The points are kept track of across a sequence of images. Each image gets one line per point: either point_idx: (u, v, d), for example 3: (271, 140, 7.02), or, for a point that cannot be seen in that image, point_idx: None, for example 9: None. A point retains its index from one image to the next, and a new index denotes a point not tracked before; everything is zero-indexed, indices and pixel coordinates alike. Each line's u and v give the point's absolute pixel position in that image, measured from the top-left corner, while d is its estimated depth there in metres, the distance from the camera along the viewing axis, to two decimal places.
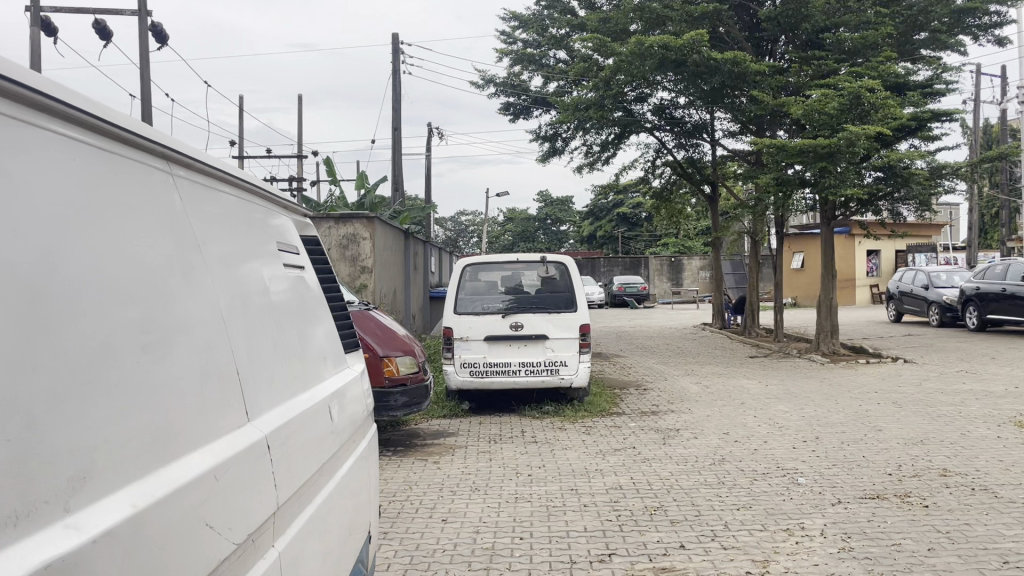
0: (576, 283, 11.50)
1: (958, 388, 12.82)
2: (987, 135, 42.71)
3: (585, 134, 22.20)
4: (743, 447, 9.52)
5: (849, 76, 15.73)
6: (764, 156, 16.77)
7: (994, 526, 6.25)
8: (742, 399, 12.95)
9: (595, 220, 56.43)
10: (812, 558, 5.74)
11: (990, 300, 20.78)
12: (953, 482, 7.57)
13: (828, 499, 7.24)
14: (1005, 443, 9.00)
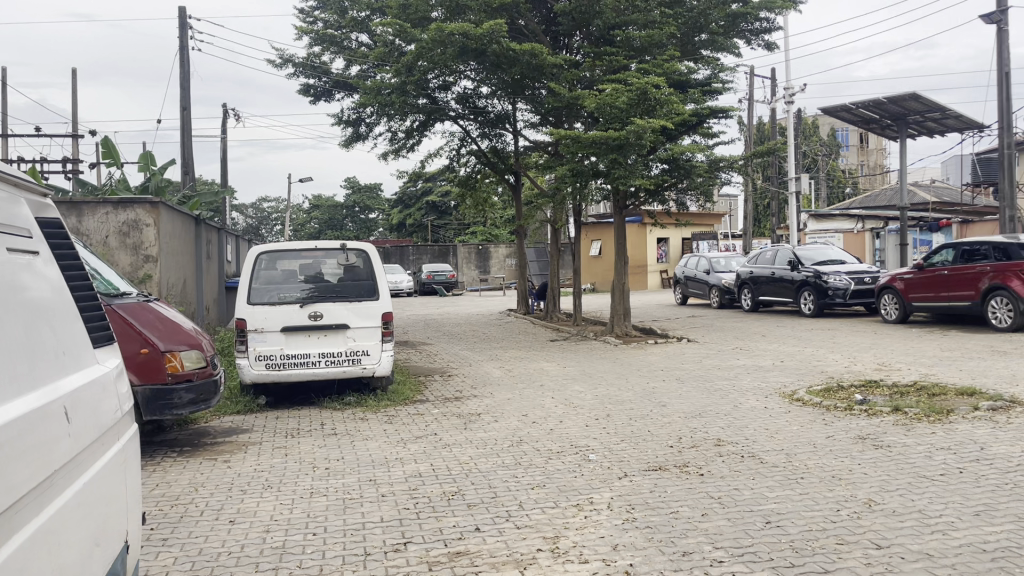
0: (378, 271, 11.32)
1: (733, 364, 13.94)
2: (760, 132, 46.75)
3: (388, 120, 21.93)
4: (539, 428, 9.83)
5: (637, 73, 16.61)
6: (562, 146, 17.34)
7: (759, 489, 6.74)
8: (540, 381, 13.37)
9: (403, 207, 56.17)
10: (598, 531, 5.99)
11: (762, 283, 22.75)
12: (726, 450, 8.19)
13: (615, 473, 7.62)
14: (771, 413, 9.82)
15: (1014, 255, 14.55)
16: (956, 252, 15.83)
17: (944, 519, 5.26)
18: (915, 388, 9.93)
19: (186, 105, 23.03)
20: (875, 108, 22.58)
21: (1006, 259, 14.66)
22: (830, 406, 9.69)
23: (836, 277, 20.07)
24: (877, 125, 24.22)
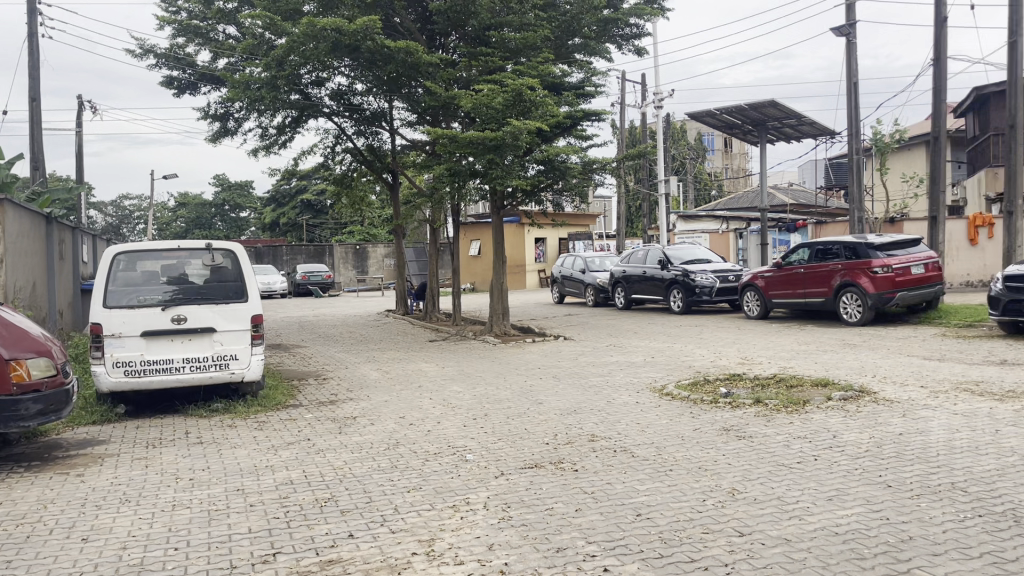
0: (246, 272, 10.92)
1: (607, 361, 14.26)
2: (632, 135, 48.19)
3: (259, 116, 21.20)
4: (416, 429, 9.72)
5: (512, 74, 16.74)
6: (439, 146, 17.27)
7: (630, 483, 6.86)
8: (418, 382, 13.23)
9: (277, 206, 54.51)
10: (473, 532, 5.96)
11: (635, 282, 23.44)
12: (599, 445, 8.34)
13: (491, 473, 7.63)
14: (642, 408, 10.09)
15: (862, 254, 15.52)
16: (811, 251, 16.74)
17: (801, 505, 5.49)
18: (775, 381, 10.43)
19: (35, 95, 21.48)
20: (737, 114, 23.66)
21: (855, 257, 15.63)
22: (698, 400, 9.98)
23: (703, 275, 20.92)
24: (739, 131, 25.41)
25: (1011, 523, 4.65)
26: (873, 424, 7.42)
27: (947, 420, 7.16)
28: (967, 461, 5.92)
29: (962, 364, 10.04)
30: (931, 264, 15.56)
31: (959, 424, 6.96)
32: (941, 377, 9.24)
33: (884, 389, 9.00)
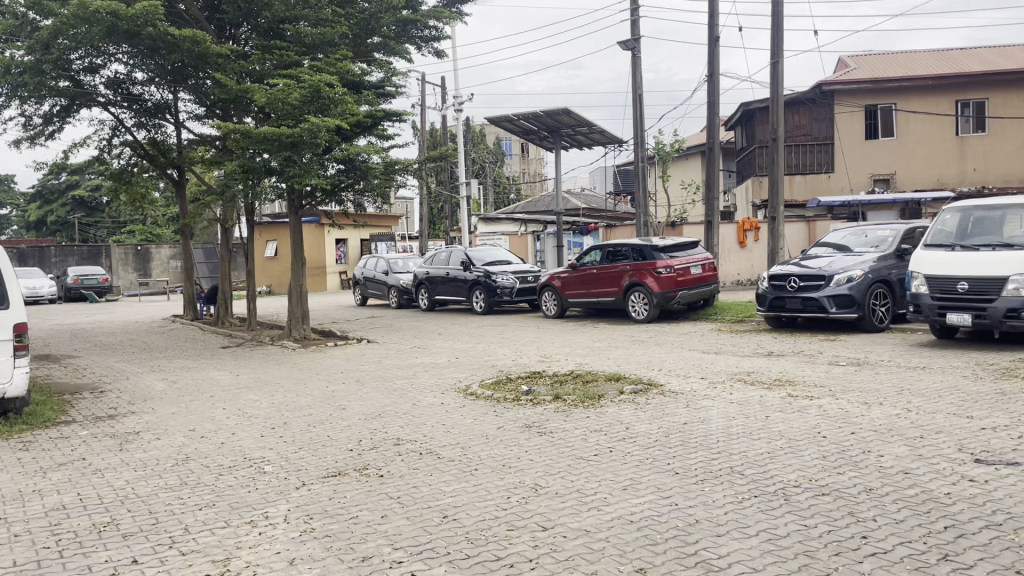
0: (7, 276, 9.76)
1: (411, 363, 14.16)
2: (432, 137, 48.39)
3: (21, 103, 19.07)
4: (208, 443, 9.12)
5: (309, 69, 16.19)
6: (231, 142, 16.39)
7: (436, 485, 6.78)
8: (210, 392, 12.44)
9: (44, 202, 49.43)
10: (273, 547, 5.65)
11: (437, 283, 23.51)
12: (404, 449, 8.23)
13: (292, 484, 7.31)
14: (446, 409, 10.07)
15: (648, 255, 16.50)
16: (603, 253, 17.56)
17: (599, 496, 5.68)
18: (573, 377, 10.82)
19: None
20: (534, 120, 24.37)
21: (642, 259, 16.59)
22: (500, 399, 10.11)
23: (503, 276, 21.38)
24: (536, 137, 26.21)
25: (782, 500, 5.07)
26: (661, 415, 7.87)
27: (725, 409, 7.73)
28: (743, 445, 6.40)
29: (736, 356, 10.92)
30: (707, 264, 16.88)
31: (735, 412, 7.53)
32: (720, 369, 9.99)
33: (670, 382, 9.59)
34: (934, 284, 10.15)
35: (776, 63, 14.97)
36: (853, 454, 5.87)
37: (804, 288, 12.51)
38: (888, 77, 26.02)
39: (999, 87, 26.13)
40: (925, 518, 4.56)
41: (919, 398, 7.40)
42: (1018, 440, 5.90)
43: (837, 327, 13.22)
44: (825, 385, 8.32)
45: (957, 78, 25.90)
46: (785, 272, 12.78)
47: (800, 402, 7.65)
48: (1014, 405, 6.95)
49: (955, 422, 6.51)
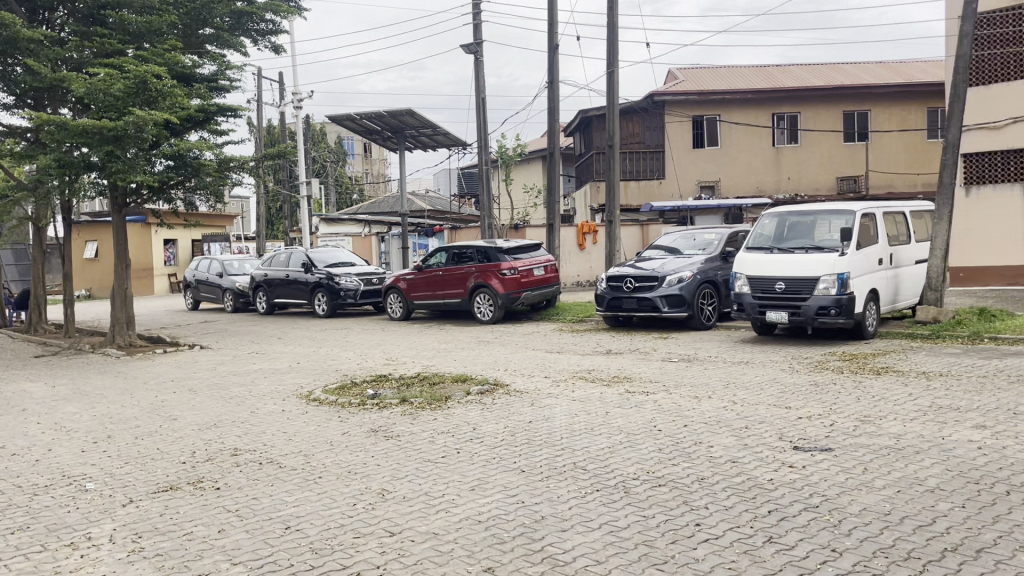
0: None
1: (249, 369, 13.57)
2: (270, 135, 46.76)
3: None
4: (20, 461, 8.34)
5: (134, 59, 15.19)
6: (45, 134, 15.11)
7: (278, 495, 6.50)
8: (21, 406, 11.38)
9: None
10: (97, 570, 5.21)
11: (277, 285, 22.70)
12: (243, 459, 7.85)
13: (117, 501, 6.80)
14: (287, 415, 9.71)
15: (492, 257, 16.67)
16: (447, 255, 17.57)
17: (446, 498, 5.65)
18: (419, 379, 10.74)
19: None
20: (376, 120, 24.04)
21: (487, 260, 16.74)
22: (344, 403, 9.87)
23: (346, 278, 20.96)
24: (378, 137, 25.86)
25: (623, 493, 5.25)
26: (507, 414, 7.95)
27: (568, 406, 7.92)
28: (585, 441, 6.58)
29: (577, 355, 11.24)
30: (549, 266, 17.27)
31: (578, 409, 7.73)
32: (563, 368, 10.23)
33: (515, 382, 9.72)
34: (756, 284, 10.89)
35: (612, 72, 15.53)
36: (686, 445, 6.18)
37: (639, 289, 13.07)
38: (712, 90, 27.65)
39: (810, 102, 28.15)
40: (752, 504, 4.88)
41: (744, 391, 7.91)
42: (830, 427, 6.44)
43: (670, 326, 13.89)
44: (660, 381, 8.72)
45: (774, 93, 27.83)
46: (621, 273, 13.31)
47: (638, 397, 7.97)
48: (826, 395, 7.58)
49: (776, 412, 7.00)
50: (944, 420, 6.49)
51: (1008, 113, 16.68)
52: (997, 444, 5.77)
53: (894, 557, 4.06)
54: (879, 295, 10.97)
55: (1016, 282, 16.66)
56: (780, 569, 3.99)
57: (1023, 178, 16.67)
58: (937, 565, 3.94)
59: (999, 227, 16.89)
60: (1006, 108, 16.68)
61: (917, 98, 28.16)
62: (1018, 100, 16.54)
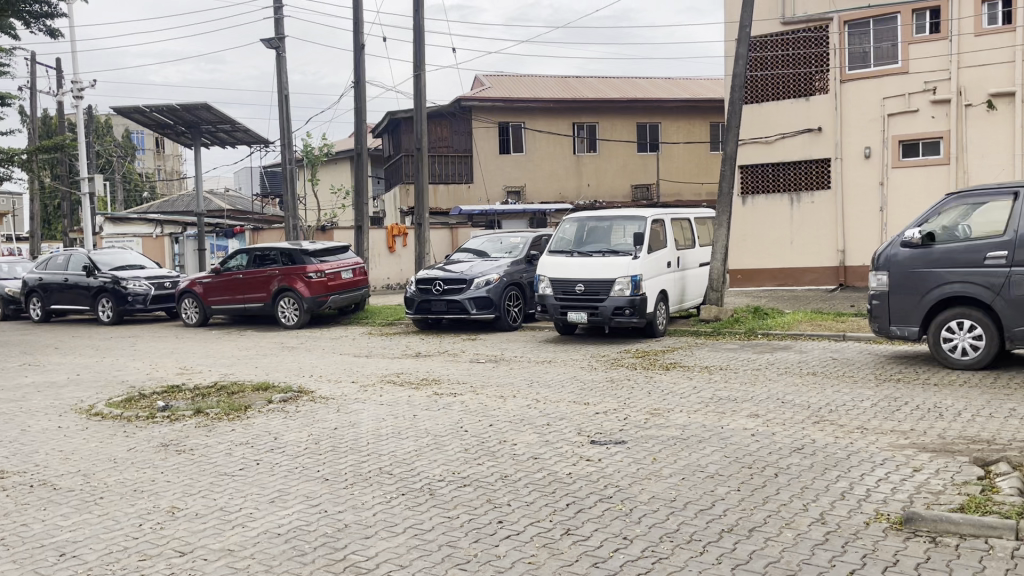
0: None
1: (19, 383, 12.23)
2: (45, 126, 42.60)
3: None
4: None
5: None
6: None
7: (51, 520, 5.88)
8: None
9: None
10: None
11: (54, 290, 20.69)
12: (10, 483, 7.04)
13: None
14: (65, 432, 8.85)
15: (297, 260, 16.14)
16: (249, 257, 16.82)
17: (243, 512, 5.37)
18: (216, 389, 10.16)
19: None
20: (170, 114, 22.56)
21: (291, 263, 16.18)
22: (131, 417, 9.13)
23: (135, 282, 19.48)
24: (172, 131, 24.27)
25: (428, 495, 5.24)
26: (311, 422, 7.68)
27: (375, 410, 7.79)
28: (391, 445, 6.50)
29: (385, 358, 11.12)
30: (356, 269, 16.98)
31: (385, 413, 7.63)
32: (370, 372, 10.07)
33: (320, 388, 9.45)
34: (558, 286, 11.30)
35: (418, 75, 15.54)
36: (491, 444, 6.28)
37: (448, 291, 13.16)
38: (517, 97, 28.41)
39: (607, 113, 29.60)
40: (552, 498, 5.04)
41: (547, 389, 8.18)
42: (625, 421, 6.79)
43: (477, 328, 14.08)
44: (467, 382, 8.81)
45: (574, 103, 29.01)
46: (430, 275, 13.34)
47: (444, 399, 7.99)
48: (621, 391, 7.99)
49: (575, 409, 7.29)
50: (723, 410, 7.05)
51: (777, 129, 18.45)
52: (768, 431, 6.36)
53: (678, 541, 4.35)
54: (668, 295, 11.74)
55: (786, 282, 18.38)
56: (576, 560, 4.15)
57: (789, 189, 18.42)
58: (715, 545, 4.27)
59: (770, 232, 18.60)
60: (775, 125, 18.42)
61: (702, 112, 30.31)
62: (785, 118, 18.32)
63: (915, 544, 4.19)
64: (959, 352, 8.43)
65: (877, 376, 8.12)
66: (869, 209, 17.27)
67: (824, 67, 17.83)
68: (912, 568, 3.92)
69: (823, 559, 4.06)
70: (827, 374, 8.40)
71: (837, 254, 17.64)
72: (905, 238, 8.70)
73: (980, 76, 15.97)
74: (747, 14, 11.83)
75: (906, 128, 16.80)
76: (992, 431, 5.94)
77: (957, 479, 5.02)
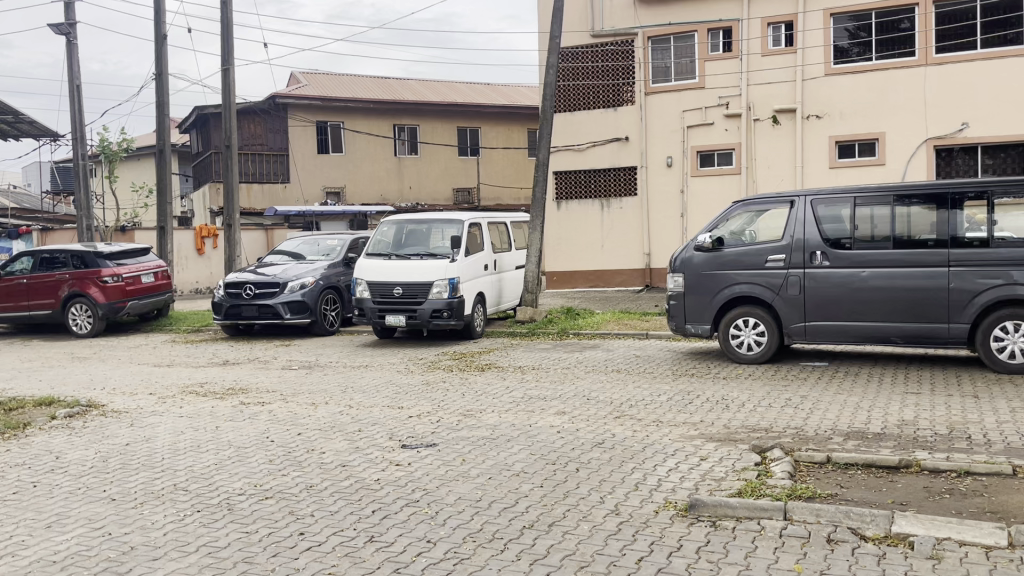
0: None
1: None
2: None
3: None
4: None
5: None
6: None
7: None
8: None
9: None
10: None
11: None
12: None
13: None
14: None
15: (90, 263, 14.95)
16: (35, 260, 15.39)
17: (12, 541, 4.86)
18: None
19: None
20: None
21: (83, 267, 14.96)
22: None
23: None
24: None
25: (225, 511, 4.99)
26: (99, 438, 7.10)
27: (173, 423, 7.34)
28: (188, 460, 6.14)
29: (189, 367, 10.51)
30: (159, 273, 15.96)
31: (183, 426, 7.20)
32: (170, 383, 9.46)
33: (113, 401, 8.76)
34: (375, 289, 11.17)
35: (226, 70, 14.84)
36: (298, 454, 6.09)
37: (259, 295, 12.67)
38: (335, 97, 27.84)
39: (428, 115, 29.66)
40: (357, 506, 4.97)
41: (359, 395, 8.05)
42: (436, 424, 6.82)
43: (291, 333, 13.64)
44: (277, 390, 8.50)
45: (394, 104, 28.83)
46: (240, 279, 12.79)
47: (250, 409, 7.66)
48: (434, 393, 8.01)
49: (388, 414, 7.23)
50: (532, 409, 7.23)
51: (588, 137, 19.23)
52: (572, 427, 6.60)
53: (480, 540, 4.42)
54: (485, 298, 11.90)
55: (598, 283, 19.19)
56: (378, 568, 4.11)
57: (600, 195, 19.23)
58: (516, 542, 4.37)
59: (583, 236, 19.37)
60: (587, 133, 19.21)
61: (521, 118, 31.08)
62: (595, 126, 19.14)
63: (698, 529, 4.48)
64: (746, 347, 9.15)
65: (674, 372, 8.64)
66: (672, 214, 18.38)
67: (630, 79, 18.78)
68: (693, 552, 4.19)
69: (615, 548, 4.26)
70: (629, 371, 8.84)
71: (644, 257, 18.66)
72: (697, 242, 9.33)
73: (767, 93, 17.40)
74: (556, 25, 12.21)
75: (704, 139, 18.03)
76: (769, 420, 6.48)
77: (737, 465, 5.43)
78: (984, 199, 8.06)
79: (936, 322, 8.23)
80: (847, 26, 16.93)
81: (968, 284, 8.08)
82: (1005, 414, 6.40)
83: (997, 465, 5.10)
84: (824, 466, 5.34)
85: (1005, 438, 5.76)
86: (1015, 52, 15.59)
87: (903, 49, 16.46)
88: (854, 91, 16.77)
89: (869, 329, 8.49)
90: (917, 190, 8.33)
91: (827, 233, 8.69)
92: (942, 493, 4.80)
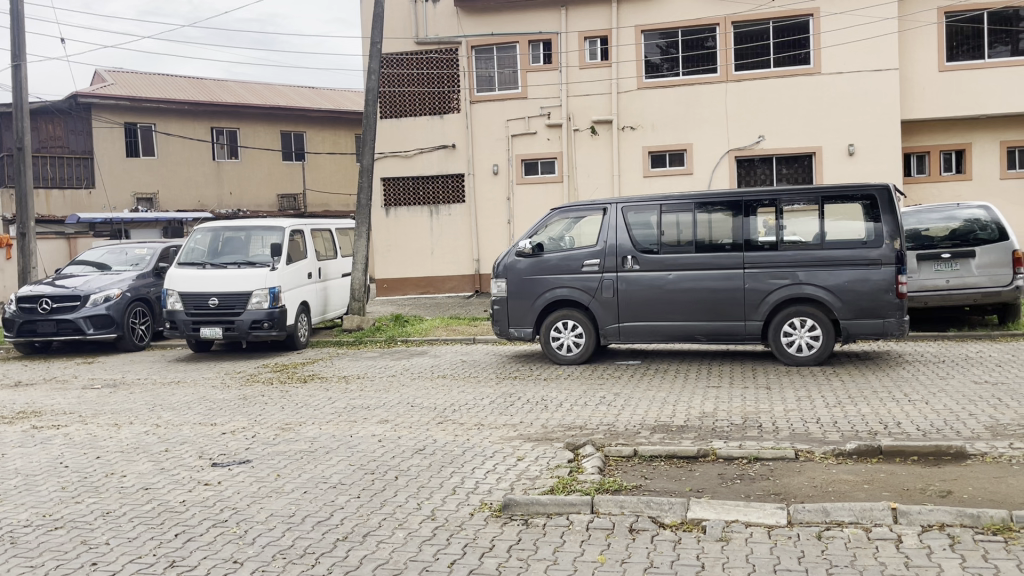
0: None
1: None
2: None
3: None
4: None
5: None
6: None
7: None
8: None
9: None
10: None
11: None
12: None
13: None
14: None
15: None
16: None
17: None
18: None
19: None
20: None
21: None
22: None
23: None
24: None
25: (8, 545, 4.58)
26: None
27: None
28: None
29: None
30: None
31: None
32: None
33: None
34: (189, 300, 10.68)
35: (16, 65, 13.67)
36: (95, 479, 5.70)
37: (57, 310, 11.76)
38: (144, 97, 26.27)
39: (249, 119, 28.63)
40: (158, 531, 4.71)
41: (169, 413, 7.64)
42: (251, 440, 6.58)
43: (96, 349, 12.73)
44: (75, 412, 7.89)
45: (213, 107, 27.61)
46: (35, 292, 11.84)
47: (42, 433, 7.08)
48: (251, 408, 7.73)
49: (199, 431, 6.90)
50: (354, 419, 7.15)
51: (415, 144, 19.26)
52: (394, 435, 6.57)
53: (291, 556, 4.31)
54: (309, 307, 11.64)
55: (427, 290, 19.23)
56: None
57: (430, 201, 19.31)
58: (327, 556, 4.30)
59: (412, 243, 19.36)
60: (414, 140, 19.25)
61: (347, 123, 30.68)
62: (422, 133, 19.21)
63: (510, 529, 4.59)
64: (565, 349, 9.48)
65: (497, 376, 8.82)
66: (500, 220, 18.77)
67: (455, 87, 18.99)
68: (504, 551, 4.28)
69: (428, 554, 4.28)
70: (453, 376, 8.93)
71: (472, 263, 18.94)
72: (519, 249, 9.58)
73: (585, 104, 18.14)
74: (375, 30, 12.15)
75: (528, 147, 18.51)
76: (583, 418, 6.75)
77: (551, 463, 5.62)
78: (774, 206, 8.78)
79: (733, 321, 8.89)
80: (658, 43, 17.94)
81: (760, 285, 8.77)
82: (792, 402, 7.02)
83: (781, 450, 5.57)
84: (631, 459, 5.63)
85: (790, 425, 6.30)
86: (803, 71, 17.11)
87: (706, 65, 17.65)
88: (664, 103, 17.77)
89: (676, 329, 9.04)
90: (714, 198, 8.95)
91: (638, 239, 9.16)
92: (734, 478, 5.19)
